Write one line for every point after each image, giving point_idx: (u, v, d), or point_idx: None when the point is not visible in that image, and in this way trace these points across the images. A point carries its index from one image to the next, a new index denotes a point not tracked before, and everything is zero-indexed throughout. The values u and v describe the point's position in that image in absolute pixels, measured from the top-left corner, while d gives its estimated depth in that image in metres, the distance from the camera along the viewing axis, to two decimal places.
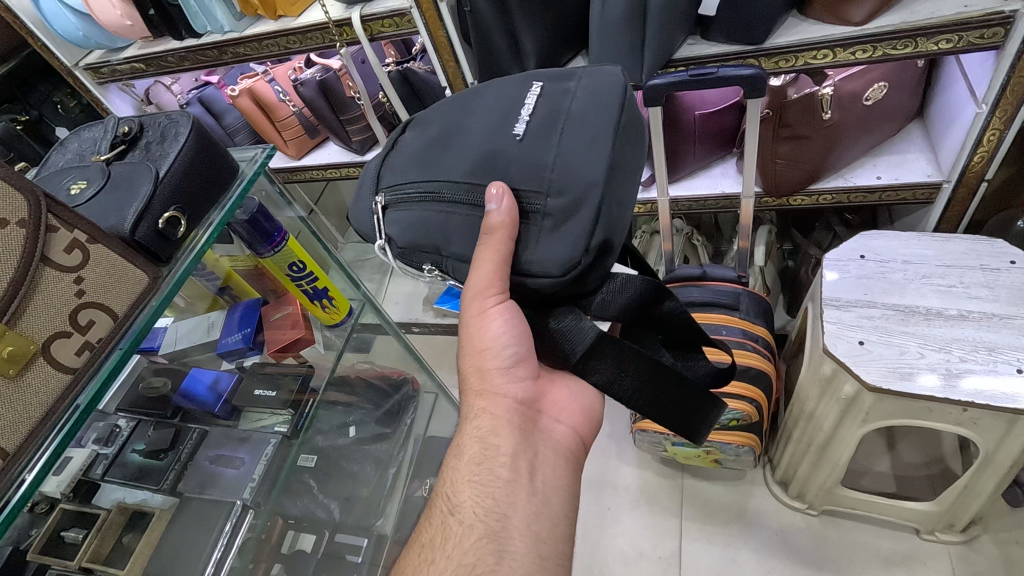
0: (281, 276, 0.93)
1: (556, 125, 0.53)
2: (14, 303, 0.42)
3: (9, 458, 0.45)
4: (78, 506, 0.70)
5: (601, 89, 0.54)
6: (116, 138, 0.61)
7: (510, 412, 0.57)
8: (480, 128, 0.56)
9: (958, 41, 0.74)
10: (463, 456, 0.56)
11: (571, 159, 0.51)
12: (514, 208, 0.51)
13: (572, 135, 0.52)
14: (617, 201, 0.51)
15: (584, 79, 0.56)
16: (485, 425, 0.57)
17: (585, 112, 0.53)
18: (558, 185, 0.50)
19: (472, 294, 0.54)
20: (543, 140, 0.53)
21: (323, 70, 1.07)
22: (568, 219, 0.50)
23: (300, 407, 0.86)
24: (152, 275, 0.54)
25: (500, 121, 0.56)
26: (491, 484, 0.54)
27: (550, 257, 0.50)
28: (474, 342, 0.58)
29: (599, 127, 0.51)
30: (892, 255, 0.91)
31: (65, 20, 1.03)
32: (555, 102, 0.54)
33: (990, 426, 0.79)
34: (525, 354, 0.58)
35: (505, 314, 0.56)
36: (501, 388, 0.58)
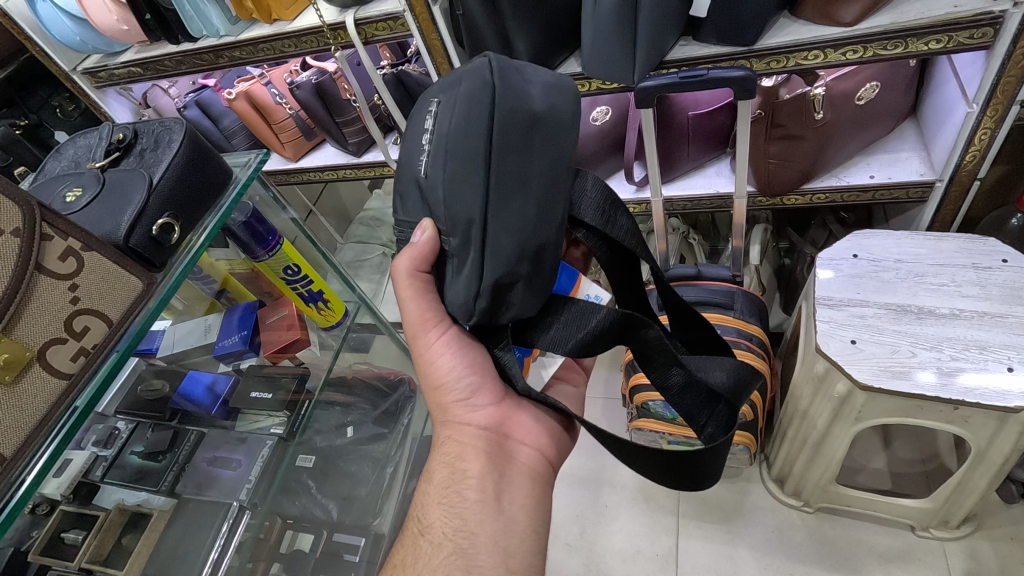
0: (277, 281, 0.91)
1: (442, 155, 0.58)
2: (8, 312, 0.43)
3: (7, 462, 0.46)
4: (78, 507, 0.71)
5: (475, 99, 0.57)
6: (110, 145, 0.62)
7: (474, 438, 0.62)
8: (406, 169, 0.64)
9: (948, 41, 0.74)
10: (432, 482, 0.62)
11: (453, 195, 0.57)
12: (430, 239, 0.60)
13: (456, 163, 0.57)
14: (502, 226, 0.56)
15: (462, 91, 0.58)
16: (452, 451, 0.62)
17: (459, 136, 0.57)
18: (448, 217, 0.57)
19: (418, 328, 0.64)
20: (435, 171, 0.58)
21: (319, 72, 1.08)
22: (463, 244, 0.57)
23: (295, 407, 0.88)
24: (146, 281, 0.55)
25: (414, 155, 0.63)
26: (460, 505, 0.58)
27: (454, 298, 0.59)
28: (431, 376, 0.64)
29: (473, 150, 0.56)
30: (884, 254, 0.91)
31: (62, 25, 1.03)
32: (447, 126, 0.59)
33: (982, 425, 0.79)
34: (478, 381, 0.63)
35: (452, 342, 0.63)
36: (464, 417, 0.63)
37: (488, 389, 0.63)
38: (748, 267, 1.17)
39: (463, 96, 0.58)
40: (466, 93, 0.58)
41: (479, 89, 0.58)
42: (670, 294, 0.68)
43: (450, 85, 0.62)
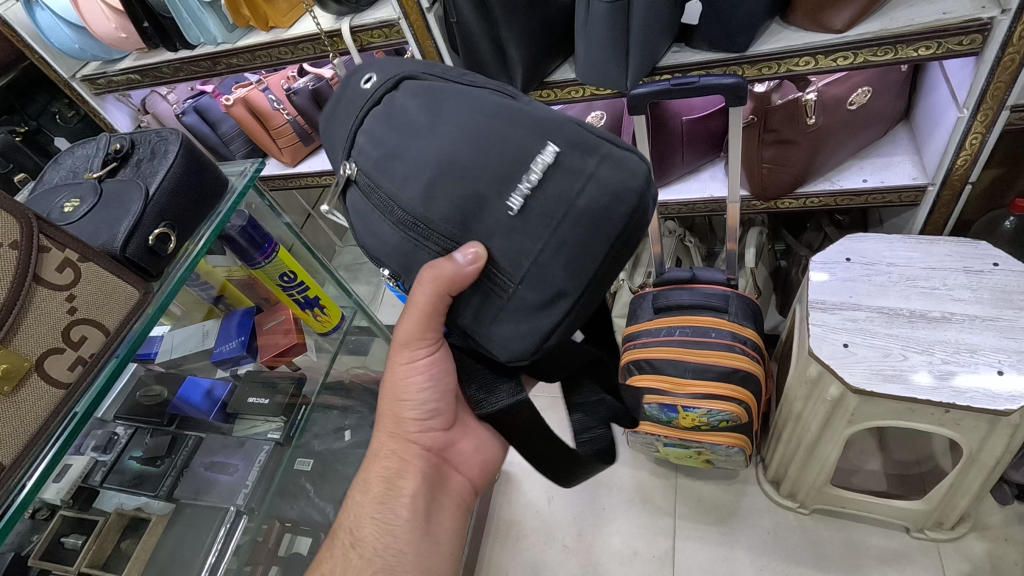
0: (273, 287, 0.92)
1: (552, 213, 0.48)
2: (7, 324, 0.44)
3: (6, 470, 0.46)
4: (78, 512, 0.72)
5: (615, 182, 0.48)
6: (108, 155, 0.63)
7: (417, 458, 0.67)
8: (462, 167, 0.49)
9: (937, 48, 0.75)
10: (368, 494, 0.65)
11: (551, 260, 0.49)
12: (476, 270, 0.50)
13: (567, 240, 0.48)
14: (586, 309, 0.52)
15: (604, 162, 0.48)
16: (393, 467, 0.66)
17: (586, 212, 0.48)
18: (535, 278, 0.50)
19: (401, 344, 0.63)
20: (534, 223, 0.49)
21: (314, 79, 1.09)
22: (537, 314, 0.51)
23: (292, 412, 0.89)
24: (142, 290, 0.56)
25: (496, 171, 0.49)
26: (392, 522, 0.63)
27: (500, 342, 0.53)
28: (398, 387, 0.66)
29: (591, 242, 0.49)
30: (877, 257, 0.92)
31: (61, 33, 1.04)
32: (558, 185, 0.48)
33: (973, 427, 0.80)
34: (438, 407, 0.67)
35: (429, 368, 0.64)
36: (412, 435, 0.68)
37: (441, 416, 0.68)
38: (743, 270, 1.18)
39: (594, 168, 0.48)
40: (604, 169, 0.48)
41: (623, 176, 0.48)
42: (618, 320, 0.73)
43: (573, 127, 0.49)
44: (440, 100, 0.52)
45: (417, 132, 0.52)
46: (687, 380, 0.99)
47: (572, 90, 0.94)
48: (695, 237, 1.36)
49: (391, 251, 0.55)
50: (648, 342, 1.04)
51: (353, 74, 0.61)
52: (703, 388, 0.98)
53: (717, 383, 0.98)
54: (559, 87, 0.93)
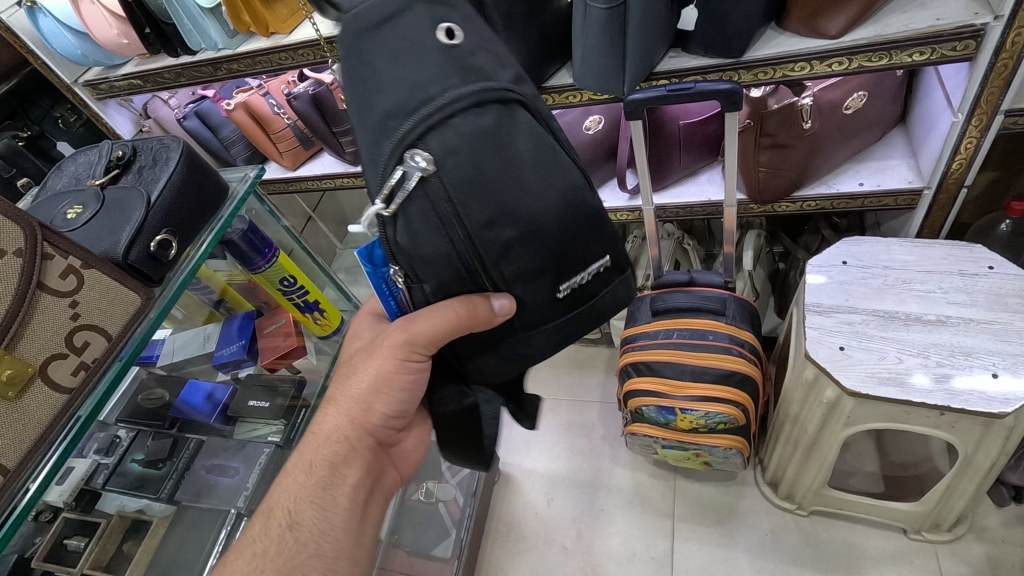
0: (273, 291, 0.92)
1: (581, 308, 0.58)
2: (12, 330, 0.45)
3: (10, 474, 0.47)
4: (81, 514, 0.74)
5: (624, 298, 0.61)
6: (110, 162, 0.64)
7: (366, 449, 0.66)
8: (547, 240, 0.51)
9: (931, 53, 0.76)
10: (310, 479, 0.62)
11: (559, 338, 0.59)
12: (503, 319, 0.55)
13: (571, 325, 0.58)
14: None
15: (624, 286, 0.61)
16: (341, 454, 0.64)
17: (596, 318, 0.60)
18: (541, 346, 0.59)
19: (395, 347, 0.60)
20: (565, 308, 0.57)
21: (314, 84, 1.10)
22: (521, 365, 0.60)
23: (293, 416, 0.86)
24: (143, 297, 0.57)
25: (571, 255, 0.53)
26: (331, 509, 0.61)
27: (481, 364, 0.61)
28: (379, 381, 0.64)
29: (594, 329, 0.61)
30: (873, 260, 0.93)
31: (63, 39, 1.05)
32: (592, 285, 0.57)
33: (967, 430, 0.80)
34: (402, 410, 0.66)
35: (407, 372, 0.63)
36: (371, 425, 0.66)
37: (403, 417, 0.67)
38: (741, 273, 1.18)
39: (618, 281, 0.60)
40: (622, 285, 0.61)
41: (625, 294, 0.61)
42: None
43: (622, 247, 0.58)
44: (545, 151, 0.50)
45: (522, 179, 0.49)
46: (685, 383, 1.00)
47: (570, 95, 0.94)
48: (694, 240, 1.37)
49: (429, 263, 0.52)
50: (646, 345, 1.04)
51: (416, 5, 0.48)
52: (702, 392, 0.99)
53: (713, 385, 0.99)
54: (557, 92, 0.94)
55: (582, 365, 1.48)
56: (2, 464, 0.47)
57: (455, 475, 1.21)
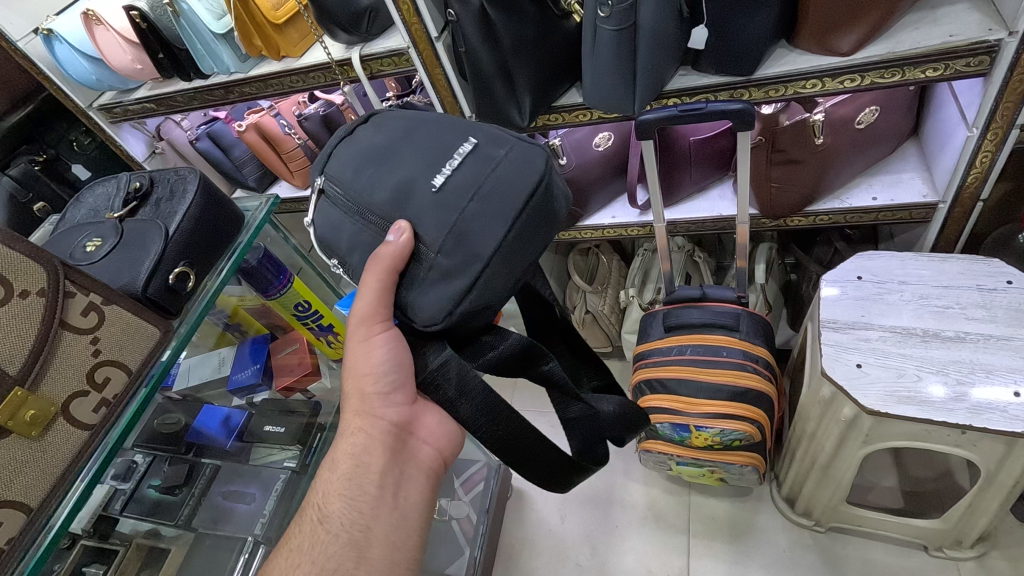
0: (287, 314, 0.97)
1: (469, 190, 0.54)
2: (34, 370, 0.47)
3: (33, 512, 0.49)
4: (98, 541, 0.73)
5: (521, 171, 0.55)
6: (129, 195, 0.67)
7: (385, 433, 0.63)
8: (400, 161, 0.57)
9: (945, 69, 0.75)
10: (337, 470, 0.62)
11: (470, 227, 0.53)
12: (408, 242, 0.54)
13: (472, 214, 0.54)
14: (498, 272, 0.54)
15: (511, 149, 0.57)
16: (359, 443, 0.62)
17: (494, 187, 0.54)
18: (456, 249, 0.54)
19: (365, 320, 0.59)
20: (454, 199, 0.54)
21: (325, 105, 1.14)
22: (450, 277, 0.54)
23: (309, 441, 0.89)
24: (162, 329, 0.59)
25: (432, 156, 0.57)
26: (359, 498, 0.60)
27: (426, 307, 0.55)
28: (358, 362, 0.62)
29: (532, 240, 0.56)
30: (889, 276, 0.92)
31: (79, 65, 1.07)
32: (507, 176, 0.55)
33: (989, 448, 0.79)
34: (402, 380, 0.63)
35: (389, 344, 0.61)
36: (379, 411, 0.63)
37: (408, 391, 0.64)
38: (753, 286, 1.18)
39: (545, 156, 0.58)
40: (514, 152, 0.56)
41: (533, 154, 0.57)
42: (487, 188, 0.54)
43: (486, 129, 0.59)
44: (387, 126, 0.62)
45: (365, 143, 0.61)
46: (698, 400, 0.99)
47: (580, 114, 0.94)
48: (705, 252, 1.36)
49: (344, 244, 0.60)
50: (658, 361, 1.04)
51: None
52: (713, 409, 0.98)
53: (726, 402, 0.98)
54: (567, 111, 0.94)
55: None
56: (25, 504, 0.48)
57: (468, 492, 1.21)
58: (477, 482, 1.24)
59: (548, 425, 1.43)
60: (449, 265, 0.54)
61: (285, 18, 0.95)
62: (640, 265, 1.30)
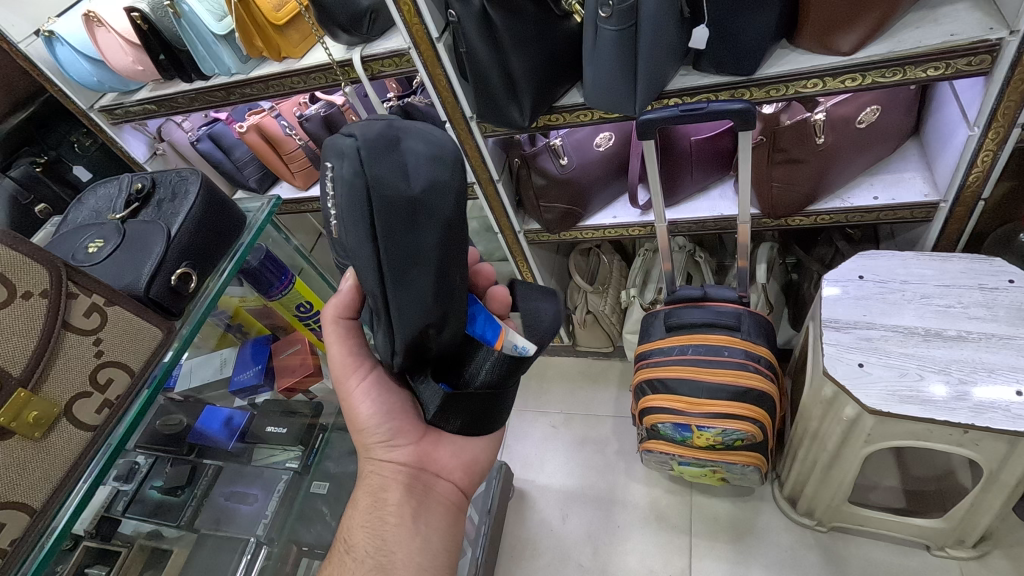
0: (290, 315, 1.00)
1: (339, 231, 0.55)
2: (37, 371, 0.47)
3: (37, 513, 0.49)
4: (100, 543, 0.72)
5: (345, 185, 0.51)
6: (130, 196, 0.67)
7: (399, 473, 0.69)
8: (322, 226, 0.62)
9: (946, 68, 0.75)
10: (358, 507, 0.69)
11: (355, 269, 0.55)
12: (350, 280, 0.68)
13: (350, 255, 0.55)
14: (405, 292, 0.54)
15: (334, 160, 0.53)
16: (375, 482, 0.69)
17: (341, 214, 0.53)
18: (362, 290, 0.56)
19: (340, 374, 0.70)
20: (340, 245, 0.57)
21: (327, 105, 1.13)
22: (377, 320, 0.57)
23: (310, 442, 0.94)
24: (165, 330, 0.60)
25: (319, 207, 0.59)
26: (383, 527, 0.66)
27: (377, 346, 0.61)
28: (353, 419, 0.70)
29: (411, 236, 0.53)
30: (890, 275, 0.92)
31: (79, 67, 1.07)
32: (347, 201, 0.52)
33: (992, 448, 0.79)
34: (399, 426, 0.70)
35: (371, 393, 0.69)
36: (384, 455, 0.70)
37: (412, 431, 0.71)
38: (754, 286, 1.18)
39: (363, 144, 0.51)
40: (336, 165, 0.52)
41: (346, 158, 0.51)
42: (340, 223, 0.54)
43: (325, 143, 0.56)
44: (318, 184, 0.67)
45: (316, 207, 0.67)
46: (700, 400, 0.99)
47: (581, 114, 0.94)
48: (706, 252, 1.36)
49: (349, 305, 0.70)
50: (660, 361, 1.04)
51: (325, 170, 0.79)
52: (714, 409, 0.98)
53: (727, 402, 0.98)
54: (568, 111, 0.94)
55: (594, 380, 1.48)
56: (29, 505, 0.48)
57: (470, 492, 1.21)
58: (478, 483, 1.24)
59: (550, 425, 1.43)
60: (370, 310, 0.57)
61: (287, 19, 0.95)
62: (640, 265, 1.30)
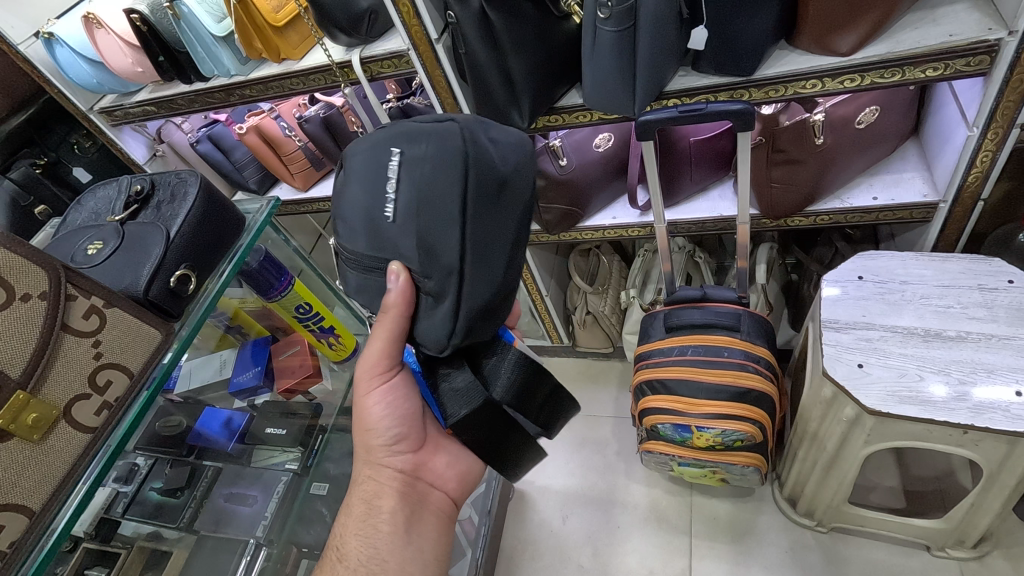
0: (288, 317, 0.96)
1: (414, 205, 0.56)
2: (36, 373, 0.47)
3: (36, 515, 0.49)
4: (99, 544, 0.73)
5: (445, 161, 0.56)
6: (129, 198, 0.67)
7: (392, 480, 0.70)
8: (360, 212, 0.60)
9: (945, 68, 0.75)
10: (351, 515, 0.68)
11: (430, 241, 0.56)
12: (407, 286, 0.57)
13: (426, 229, 0.56)
14: (483, 265, 0.56)
15: (428, 142, 0.58)
16: (370, 489, 0.70)
17: (431, 185, 0.56)
18: (428, 264, 0.56)
19: (364, 373, 0.67)
20: (407, 222, 0.57)
21: (326, 107, 1.15)
22: (441, 296, 0.57)
23: (310, 443, 0.92)
24: (164, 332, 0.60)
25: (376, 190, 0.59)
26: (374, 535, 0.66)
27: (427, 334, 0.58)
28: (362, 420, 0.70)
29: (495, 215, 0.57)
30: (890, 276, 0.92)
31: (79, 68, 1.07)
32: (440, 172, 0.56)
33: (991, 448, 0.79)
34: (404, 432, 0.70)
35: (387, 395, 0.68)
36: (384, 460, 0.70)
37: (412, 439, 0.71)
38: (754, 287, 1.18)
39: (464, 127, 0.58)
40: (433, 144, 0.57)
41: (455, 136, 0.57)
42: (427, 195, 0.56)
43: (404, 133, 0.61)
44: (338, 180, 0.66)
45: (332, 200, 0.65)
46: (700, 400, 0.99)
47: (580, 115, 0.95)
48: (705, 252, 1.36)
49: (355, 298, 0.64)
50: (660, 362, 1.04)
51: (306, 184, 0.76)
52: (714, 409, 0.98)
53: (727, 402, 0.98)
54: (568, 112, 0.95)
55: (594, 380, 1.48)
56: (28, 507, 0.48)
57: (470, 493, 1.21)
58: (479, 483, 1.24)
59: None
60: (433, 286, 0.56)
61: (286, 20, 0.96)
62: (640, 266, 1.30)
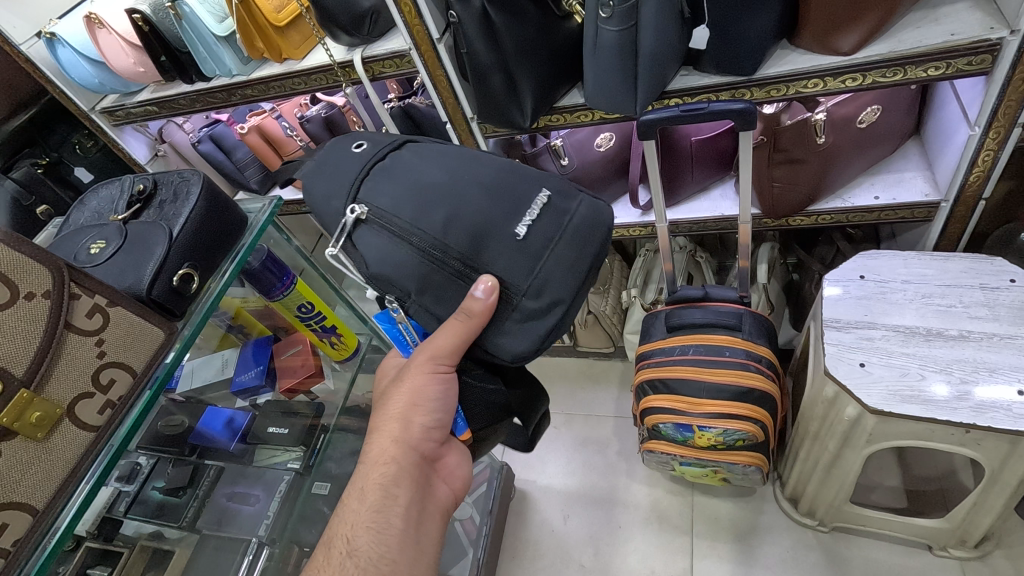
0: (290, 317, 0.96)
1: (551, 242, 0.57)
2: (40, 372, 0.47)
3: (39, 514, 0.49)
4: (102, 543, 0.74)
5: (596, 223, 0.60)
6: (132, 197, 0.67)
7: (414, 466, 0.62)
8: (473, 208, 0.57)
9: (946, 68, 0.75)
10: (365, 502, 0.60)
11: (552, 272, 0.56)
12: (495, 300, 0.55)
13: (553, 263, 0.57)
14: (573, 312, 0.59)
15: (583, 202, 0.60)
16: (389, 475, 0.61)
17: (573, 236, 0.58)
18: (539, 290, 0.56)
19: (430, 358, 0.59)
20: (534, 249, 0.57)
21: (328, 106, 1.14)
22: (537, 320, 0.56)
23: (311, 443, 0.92)
24: (167, 331, 0.60)
25: (509, 205, 0.57)
26: (387, 532, 0.59)
27: (510, 345, 0.57)
28: (405, 399, 0.61)
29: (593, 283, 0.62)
30: (892, 275, 0.92)
31: (80, 69, 1.07)
32: (585, 228, 0.59)
33: (993, 447, 0.79)
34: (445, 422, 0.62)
35: (446, 386, 0.61)
36: (416, 442, 0.62)
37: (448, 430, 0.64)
38: (755, 287, 1.18)
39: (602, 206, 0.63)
40: (584, 206, 0.60)
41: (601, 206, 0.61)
42: (567, 240, 0.58)
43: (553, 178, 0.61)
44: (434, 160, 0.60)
45: (422, 175, 0.59)
46: (701, 400, 0.99)
47: (581, 114, 0.95)
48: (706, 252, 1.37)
49: (401, 274, 0.57)
50: (661, 361, 1.04)
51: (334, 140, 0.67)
52: (714, 409, 0.98)
53: (727, 402, 0.98)
54: (569, 112, 0.95)
55: (595, 380, 1.48)
56: (31, 505, 0.48)
57: (471, 492, 1.21)
58: (480, 483, 1.24)
59: (551, 425, 1.43)
60: (539, 307, 0.56)
61: (288, 20, 0.96)
62: (641, 266, 1.31)
